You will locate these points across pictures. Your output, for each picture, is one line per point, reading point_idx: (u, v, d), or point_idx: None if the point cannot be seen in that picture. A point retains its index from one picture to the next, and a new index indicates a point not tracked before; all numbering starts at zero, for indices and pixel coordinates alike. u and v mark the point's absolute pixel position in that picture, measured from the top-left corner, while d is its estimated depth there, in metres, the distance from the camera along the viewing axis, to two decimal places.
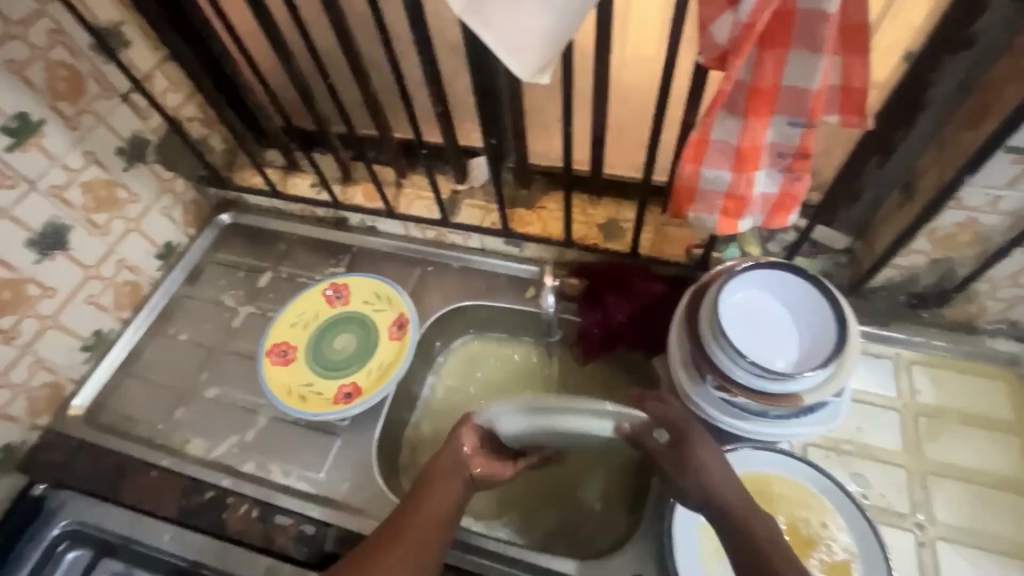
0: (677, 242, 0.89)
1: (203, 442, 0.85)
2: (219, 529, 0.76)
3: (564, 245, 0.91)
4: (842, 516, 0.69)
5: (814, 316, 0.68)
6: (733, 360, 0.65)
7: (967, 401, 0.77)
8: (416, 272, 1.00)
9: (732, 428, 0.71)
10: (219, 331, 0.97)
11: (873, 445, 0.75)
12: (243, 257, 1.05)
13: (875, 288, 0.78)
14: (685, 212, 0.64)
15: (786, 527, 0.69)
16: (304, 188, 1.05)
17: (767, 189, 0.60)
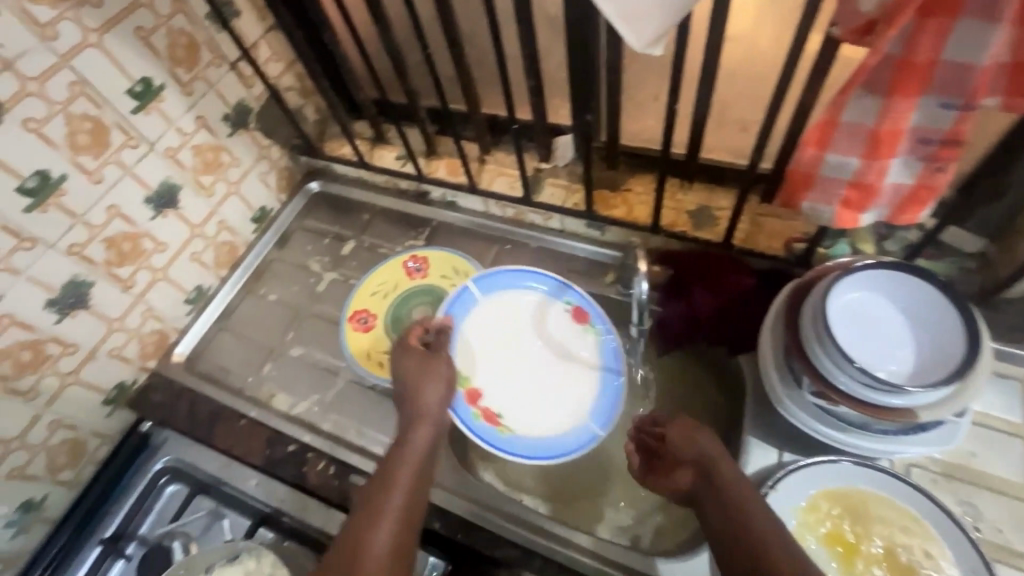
0: (774, 235, 0.82)
1: (288, 397, 0.90)
2: (300, 480, 0.80)
3: (649, 232, 0.88)
4: (950, 546, 0.62)
5: (938, 325, 0.61)
6: (839, 366, 0.60)
7: None
8: (494, 249, 1.01)
9: (830, 438, 0.66)
10: (305, 294, 1.02)
11: (990, 473, 0.67)
12: (329, 225, 1.09)
13: (1010, 299, 0.69)
14: (797, 201, 0.59)
15: (882, 552, 0.63)
16: (390, 160, 1.07)
17: (901, 180, 0.53)
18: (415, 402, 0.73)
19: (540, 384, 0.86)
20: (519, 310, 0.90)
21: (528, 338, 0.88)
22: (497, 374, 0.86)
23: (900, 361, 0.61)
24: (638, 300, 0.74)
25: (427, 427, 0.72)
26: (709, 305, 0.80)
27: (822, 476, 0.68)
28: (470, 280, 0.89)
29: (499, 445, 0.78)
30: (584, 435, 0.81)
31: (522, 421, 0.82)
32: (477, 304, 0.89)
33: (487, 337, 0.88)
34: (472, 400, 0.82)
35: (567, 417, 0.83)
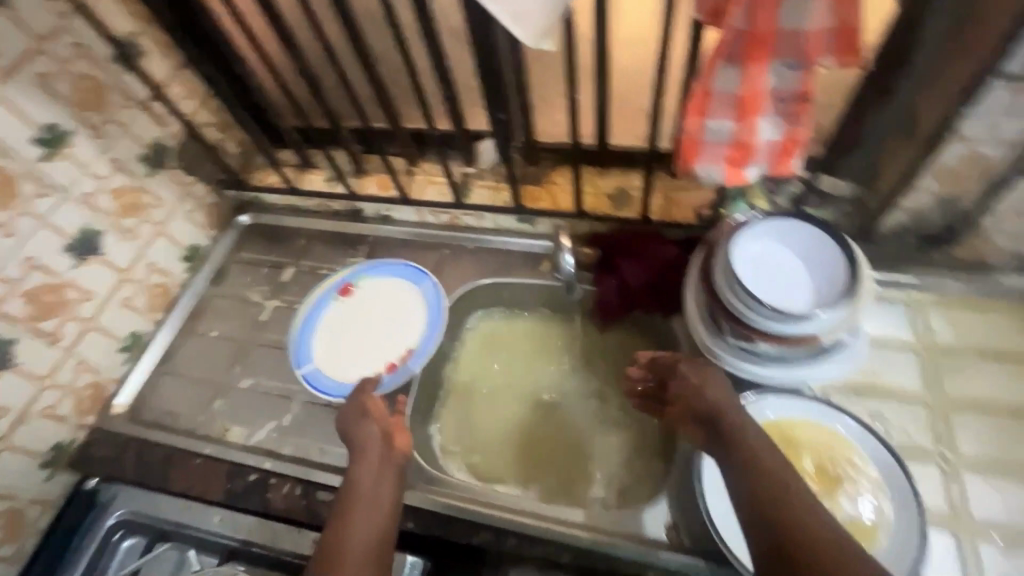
0: (684, 205, 0.90)
1: (242, 429, 0.88)
2: (264, 508, 0.79)
3: (575, 218, 0.93)
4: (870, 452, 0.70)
5: (824, 259, 0.70)
6: (749, 306, 0.67)
7: (980, 337, 0.79)
8: (434, 255, 1.03)
9: (755, 376, 0.74)
10: (248, 325, 1.00)
11: (893, 385, 0.77)
12: (266, 255, 1.09)
13: (885, 232, 0.80)
14: (692, 167, 0.66)
15: (813, 470, 0.71)
16: (318, 183, 1.09)
17: (771, 136, 0.62)
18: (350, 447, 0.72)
19: (383, 316, 0.92)
20: (332, 314, 0.93)
21: (339, 336, 0.91)
22: (367, 354, 0.89)
23: (797, 291, 0.69)
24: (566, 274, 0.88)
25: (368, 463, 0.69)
26: (638, 276, 0.87)
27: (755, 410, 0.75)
28: (299, 373, 0.87)
29: (422, 352, 0.86)
30: (428, 286, 0.92)
31: (410, 337, 0.89)
32: (315, 364, 0.88)
33: (339, 363, 0.88)
34: (394, 370, 0.86)
35: (416, 303, 0.91)
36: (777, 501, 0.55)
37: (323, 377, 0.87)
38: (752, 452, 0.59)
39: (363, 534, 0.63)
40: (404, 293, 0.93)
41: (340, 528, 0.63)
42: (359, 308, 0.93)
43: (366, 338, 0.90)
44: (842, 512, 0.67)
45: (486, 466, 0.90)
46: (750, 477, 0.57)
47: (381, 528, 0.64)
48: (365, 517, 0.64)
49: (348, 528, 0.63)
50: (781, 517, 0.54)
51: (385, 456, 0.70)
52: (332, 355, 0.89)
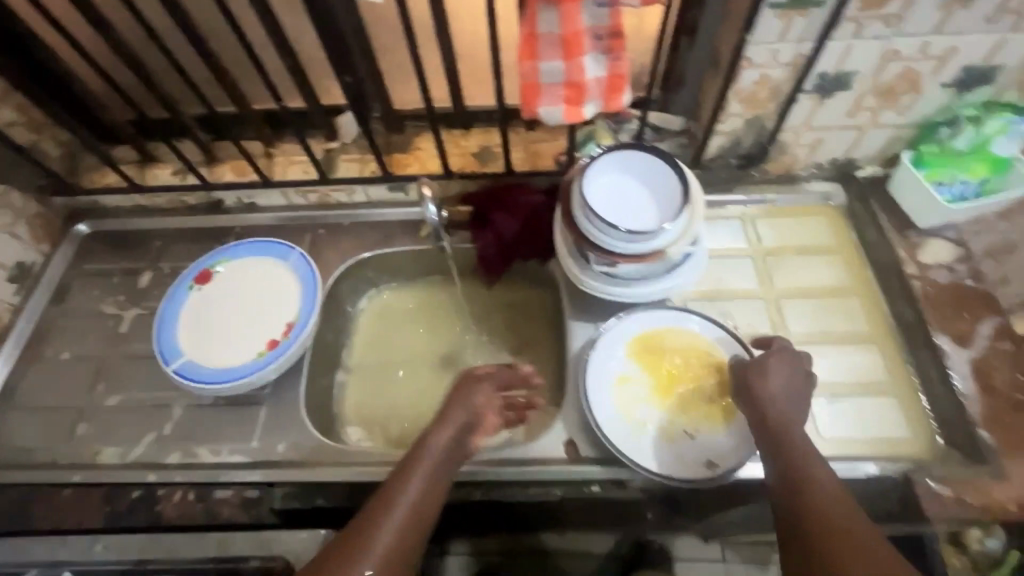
0: (545, 155, 0.96)
1: (115, 449, 0.80)
2: (156, 521, 0.74)
3: (445, 178, 0.95)
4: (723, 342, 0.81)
5: (664, 178, 0.79)
6: (605, 231, 0.74)
7: (797, 237, 0.93)
8: (308, 237, 1.00)
9: (623, 297, 0.81)
10: (106, 340, 0.91)
11: (736, 286, 0.89)
12: (116, 262, 0.99)
13: (713, 157, 0.91)
14: (536, 110, 0.71)
15: (680, 367, 0.80)
16: (167, 176, 0.99)
17: (597, 73, 0.68)
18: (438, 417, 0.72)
19: (256, 297, 0.88)
20: (199, 305, 0.87)
21: (208, 325, 0.85)
22: (243, 336, 0.84)
23: (646, 212, 0.77)
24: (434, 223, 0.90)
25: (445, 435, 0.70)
26: (513, 228, 0.91)
27: (626, 327, 0.83)
28: (168, 368, 0.80)
29: (306, 320, 0.84)
30: (301, 258, 0.90)
31: (289, 310, 0.86)
32: (187, 356, 0.82)
33: (215, 352, 0.83)
34: (277, 344, 0.83)
35: (290, 277, 0.89)
36: (803, 486, 0.60)
37: (196, 367, 0.81)
38: (792, 445, 0.63)
39: (412, 498, 0.65)
40: (276, 270, 0.90)
41: (386, 489, 0.66)
42: (228, 293, 0.88)
43: (240, 321, 0.86)
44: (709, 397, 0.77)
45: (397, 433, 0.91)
46: (777, 462, 0.63)
47: (426, 491, 0.66)
48: (418, 486, 0.66)
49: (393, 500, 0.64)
50: (801, 501, 0.59)
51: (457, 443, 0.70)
52: (205, 345, 0.83)
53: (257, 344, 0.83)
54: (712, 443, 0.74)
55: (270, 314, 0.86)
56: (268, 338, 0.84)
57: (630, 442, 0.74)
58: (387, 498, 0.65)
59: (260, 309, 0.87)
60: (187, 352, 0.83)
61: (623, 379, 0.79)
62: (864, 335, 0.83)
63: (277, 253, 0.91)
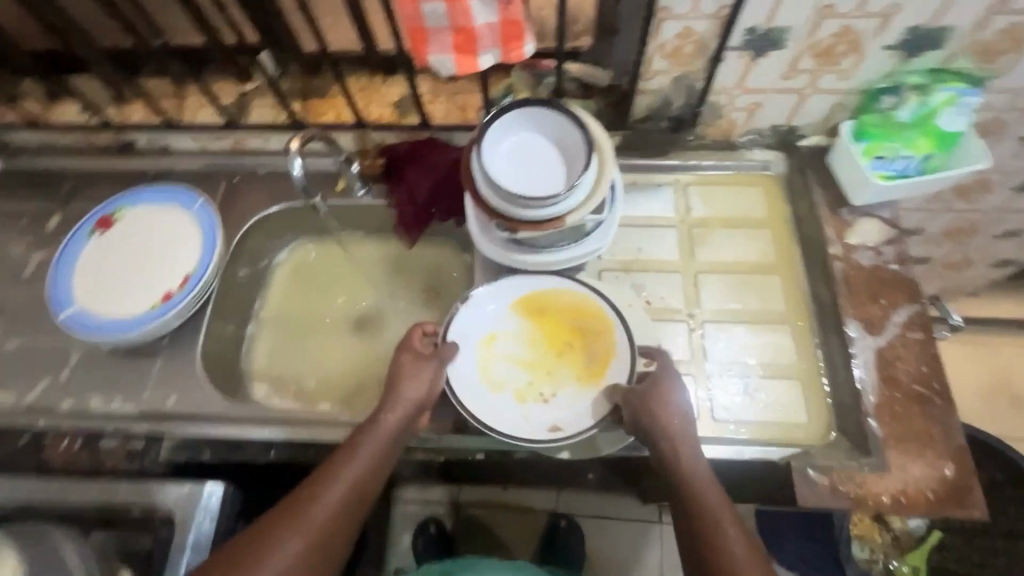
0: (466, 107, 0.90)
1: (11, 392, 0.80)
2: (42, 466, 0.74)
3: (358, 128, 0.90)
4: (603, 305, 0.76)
5: (566, 138, 0.74)
6: (497, 197, 0.70)
7: (727, 209, 0.88)
8: (223, 185, 0.96)
9: (528, 265, 0.77)
10: (10, 283, 0.89)
11: (654, 258, 0.85)
12: (25, 203, 0.96)
13: (642, 118, 0.85)
14: (425, 59, 0.64)
15: (556, 332, 0.76)
16: (72, 115, 0.95)
17: (488, 19, 0.61)
18: (389, 394, 0.69)
19: (156, 247, 0.85)
20: (97, 254, 0.85)
21: (103, 274, 0.83)
22: (138, 287, 0.82)
23: (544, 175, 0.74)
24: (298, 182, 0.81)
25: (395, 417, 0.68)
26: (422, 185, 0.87)
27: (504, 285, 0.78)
28: (59, 316, 0.79)
29: (202, 274, 0.82)
30: (203, 210, 0.86)
31: (187, 262, 0.83)
32: (80, 304, 0.80)
33: (108, 302, 0.81)
34: (171, 297, 0.81)
35: (191, 227, 0.86)
36: (706, 534, 0.61)
37: (88, 316, 0.80)
38: (686, 477, 0.64)
39: (353, 473, 0.64)
40: (177, 221, 0.87)
41: (327, 466, 0.65)
42: (127, 242, 0.86)
43: (137, 271, 0.83)
44: (579, 365, 0.74)
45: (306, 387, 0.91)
46: (686, 515, 0.63)
47: (370, 468, 0.65)
48: (357, 459, 0.65)
49: (330, 482, 0.64)
50: (711, 562, 0.60)
51: (405, 426, 0.69)
52: (99, 294, 0.81)
53: (152, 295, 0.81)
54: (565, 408, 0.73)
55: (167, 265, 0.84)
56: (164, 290, 0.82)
57: (486, 404, 0.72)
58: (324, 478, 0.64)
59: (158, 260, 0.84)
60: (80, 301, 0.81)
61: (489, 338, 0.76)
62: (780, 316, 0.80)
63: (179, 203, 0.88)
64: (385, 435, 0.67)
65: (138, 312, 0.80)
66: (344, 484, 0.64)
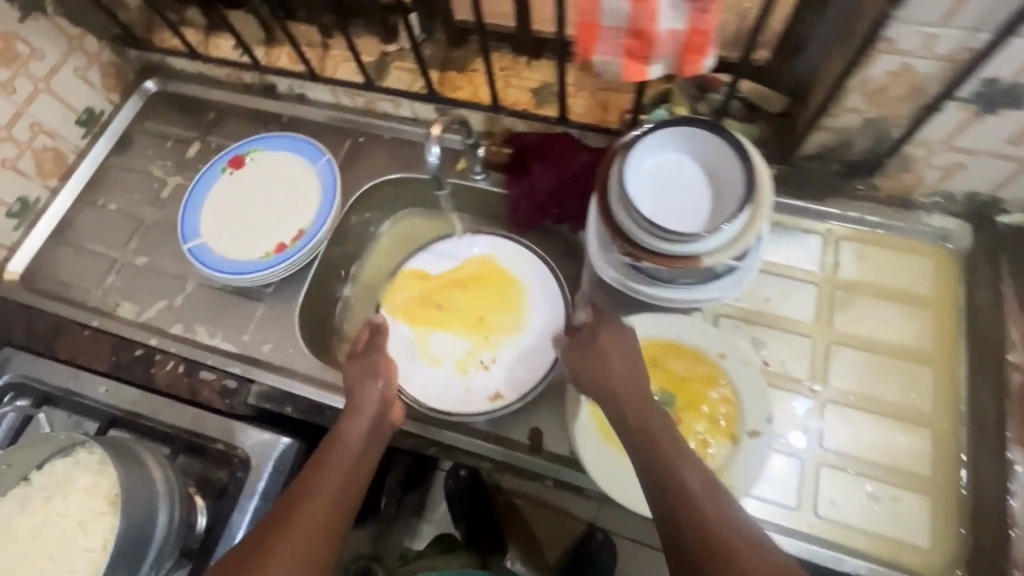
0: (609, 106, 0.82)
1: (134, 305, 0.86)
2: (148, 382, 0.79)
3: (492, 111, 0.86)
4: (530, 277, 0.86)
5: (722, 168, 0.65)
6: (631, 220, 0.64)
7: (883, 276, 0.76)
8: (348, 142, 0.96)
9: (643, 297, 0.71)
10: (148, 201, 0.95)
11: (783, 314, 0.75)
12: (171, 127, 1.01)
13: (810, 156, 0.74)
14: (590, 56, 0.58)
15: (491, 304, 0.86)
16: (226, 50, 0.97)
17: (674, 25, 0.54)
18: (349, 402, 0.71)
19: (276, 195, 0.87)
20: (223, 192, 0.87)
21: (226, 212, 0.86)
22: (255, 232, 0.85)
23: (687, 204, 0.66)
24: (433, 170, 0.76)
25: (362, 417, 0.69)
26: (547, 184, 0.81)
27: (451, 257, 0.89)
28: (183, 246, 0.83)
29: (315, 233, 0.82)
30: (325, 167, 0.86)
31: (302, 218, 0.85)
32: (203, 238, 0.84)
33: (228, 240, 0.84)
34: (284, 249, 0.83)
35: (311, 183, 0.86)
36: (692, 517, 0.50)
37: (209, 251, 0.83)
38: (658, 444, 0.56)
39: (334, 478, 0.63)
40: (299, 173, 0.87)
41: (308, 471, 0.63)
42: (251, 185, 0.88)
43: (255, 216, 0.85)
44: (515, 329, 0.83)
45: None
46: (677, 510, 0.51)
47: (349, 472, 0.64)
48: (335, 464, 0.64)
49: (314, 480, 0.62)
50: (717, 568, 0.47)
51: (375, 424, 0.69)
52: (221, 233, 0.85)
53: (266, 243, 0.83)
54: (501, 374, 0.81)
55: (284, 215, 0.85)
56: (279, 240, 0.84)
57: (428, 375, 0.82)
58: (308, 476, 0.62)
59: (277, 208, 0.86)
60: (202, 235, 0.84)
61: (411, 318, 0.86)
62: (923, 418, 0.69)
63: (303, 155, 0.88)
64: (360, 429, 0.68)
65: (253, 257, 0.83)
66: (330, 480, 0.62)
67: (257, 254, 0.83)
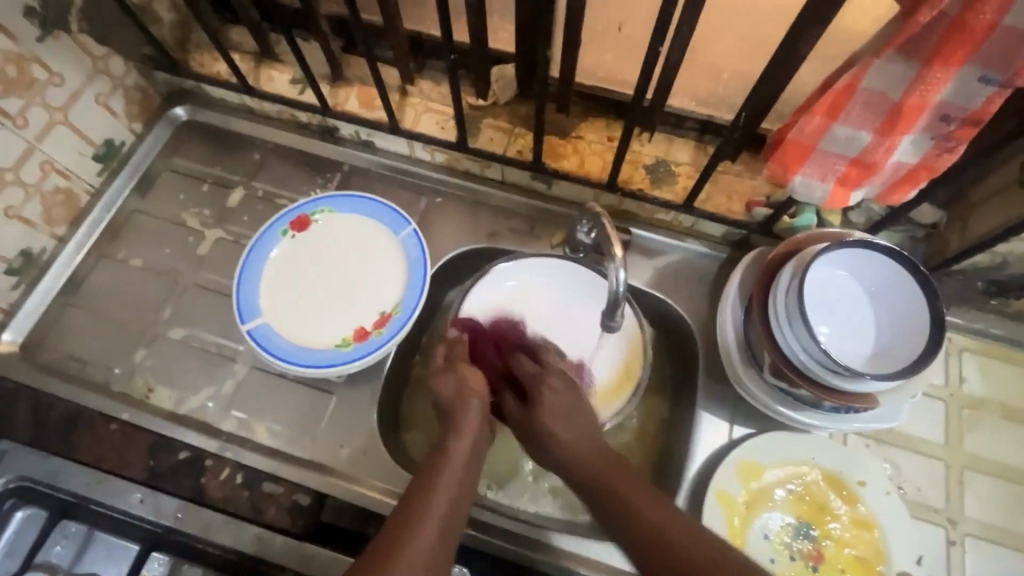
0: (733, 195, 0.74)
1: (172, 391, 0.73)
2: (197, 495, 0.67)
3: (604, 189, 0.76)
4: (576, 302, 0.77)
5: (901, 309, 0.60)
6: (804, 348, 0.58)
7: (1014, 396, 0.72)
8: (422, 202, 0.84)
9: (777, 413, 0.67)
10: (182, 258, 0.81)
11: (915, 435, 0.71)
12: (207, 166, 0.86)
13: (953, 271, 0.70)
14: (789, 176, 0.51)
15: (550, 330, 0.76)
16: (282, 85, 0.83)
17: (904, 158, 0.47)
18: (454, 413, 0.60)
19: (352, 270, 0.76)
20: (289, 263, 0.75)
21: (294, 288, 0.74)
22: (330, 314, 0.74)
23: (827, 323, 0.60)
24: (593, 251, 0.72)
25: (466, 438, 0.58)
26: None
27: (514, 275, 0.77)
28: (241, 328, 0.71)
29: (403, 321, 0.71)
30: (412, 244, 0.75)
31: (385, 299, 0.74)
32: (266, 319, 0.72)
33: (297, 323, 0.73)
34: (367, 337, 0.71)
35: (395, 258, 0.75)
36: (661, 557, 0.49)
37: (274, 335, 0.71)
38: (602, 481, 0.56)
39: (441, 510, 0.52)
40: (380, 245, 0.76)
41: (409, 501, 0.53)
42: (322, 255, 0.76)
43: (330, 293, 0.75)
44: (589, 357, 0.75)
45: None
46: (617, 521, 0.53)
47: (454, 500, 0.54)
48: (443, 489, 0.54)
49: (429, 501, 0.53)
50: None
51: (479, 444, 0.59)
52: (288, 313, 0.73)
53: (344, 329, 0.72)
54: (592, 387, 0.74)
55: (363, 295, 0.74)
56: (361, 325, 0.73)
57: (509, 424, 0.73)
58: (420, 497, 0.53)
59: (355, 285, 0.75)
60: (265, 315, 0.72)
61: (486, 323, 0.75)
62: None
63: (384, 227, 0.76)
64: (468, 449, 0.58)
65: (329, 344, 0.72)
66: (443, 498, 0.53)
67: (333, 339, 0.72)
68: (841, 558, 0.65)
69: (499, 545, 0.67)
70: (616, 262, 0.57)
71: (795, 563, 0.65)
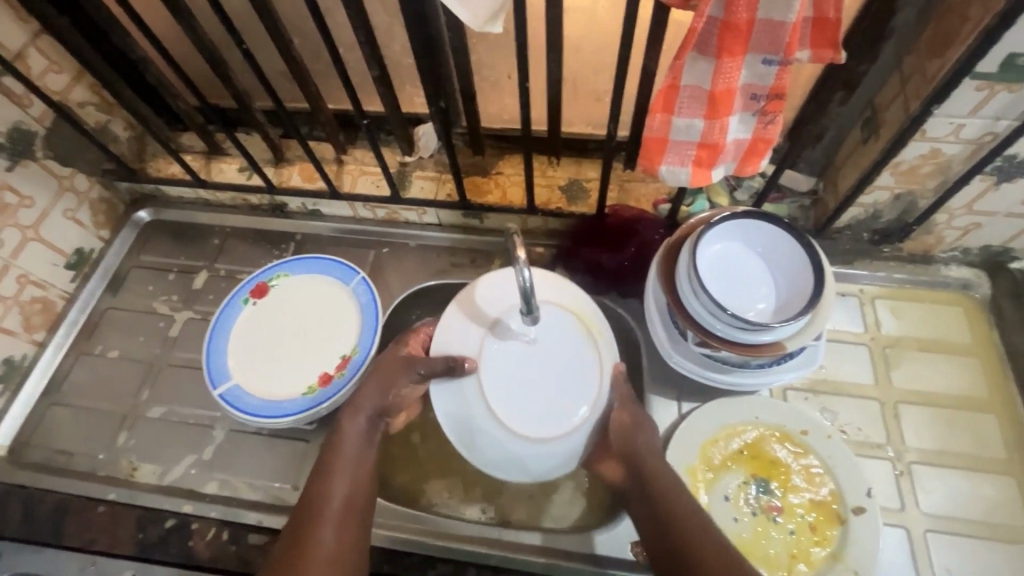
0: (641, 199, 0.84)
1: (156, 466, 0.77)
2: (186, 558, 0.70)
3: (527, 213, 0.85)
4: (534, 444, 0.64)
5: (790, 262, 0.68)
6: (714, 315, 0.64)
7: (927, 329, 0.79)
8: (371, 255, 0.92)
9: (718, 383, 0.71)
10: (155, 343, 0.87)
11: (847, 381, 0.76)
12: (172, 257, 0.94)
13: (840, 228, 0.79)
14: (655, 167, 0.59)
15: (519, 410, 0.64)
16: (232, 174, 0.93)
17: (739, 134, 0.56)
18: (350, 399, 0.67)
19: (311, 325, 0.83)
20: (252, 327, 0.82)
21: (259, 349, 0.81)
22: (296, 366, 0.80)
23: (727, 292, 0.68)
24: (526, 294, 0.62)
25: (359, 416, 0.65)
26: (659, 235, 0.80)
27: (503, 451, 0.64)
28: (213, 393, 0.76)
29: (363, 361, 0.77)
30: (365, 293, 0.82)
31: (345, 344, 0.80)
32: (235, 381, 0.78)
33: (265, 382, 0.78)
34: (331, 380, 0.77)
35: (350, 307, 0.82)
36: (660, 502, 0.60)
37: (243, 395, 0.77)
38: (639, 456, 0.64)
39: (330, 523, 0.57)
40: (335, 299, 0.84)
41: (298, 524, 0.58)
42: (282, 316, 0.83)
43: (293, 347, 0.81)
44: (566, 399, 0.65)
45: (436, 466, 0.79)
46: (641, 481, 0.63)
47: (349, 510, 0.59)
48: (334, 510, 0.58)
49: (331, 480, 0.61)
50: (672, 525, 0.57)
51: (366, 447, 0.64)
52: (257, 372, 0.79)
53: (311, 376, 0.78)
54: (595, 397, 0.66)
55: (325, 344, 0.81)
56: (326, 371, 0.78)
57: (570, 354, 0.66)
58: (310, 512, 0.58)
59: (318, 337, 0.82)
60: (236, 377, 0.78)
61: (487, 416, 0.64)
62: (1000, 465, 0.70)
63: (337, 284, 0.84)
64: (367, 430, 0.65)
65: (297, 393, 0.77)
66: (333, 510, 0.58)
67: (300, 388, 0.78)
68: (799, 504, 0.69)
69: (482, 554, 0.69)
70: (519, 262, 0.60)
71: (757, 516, 0.69)
